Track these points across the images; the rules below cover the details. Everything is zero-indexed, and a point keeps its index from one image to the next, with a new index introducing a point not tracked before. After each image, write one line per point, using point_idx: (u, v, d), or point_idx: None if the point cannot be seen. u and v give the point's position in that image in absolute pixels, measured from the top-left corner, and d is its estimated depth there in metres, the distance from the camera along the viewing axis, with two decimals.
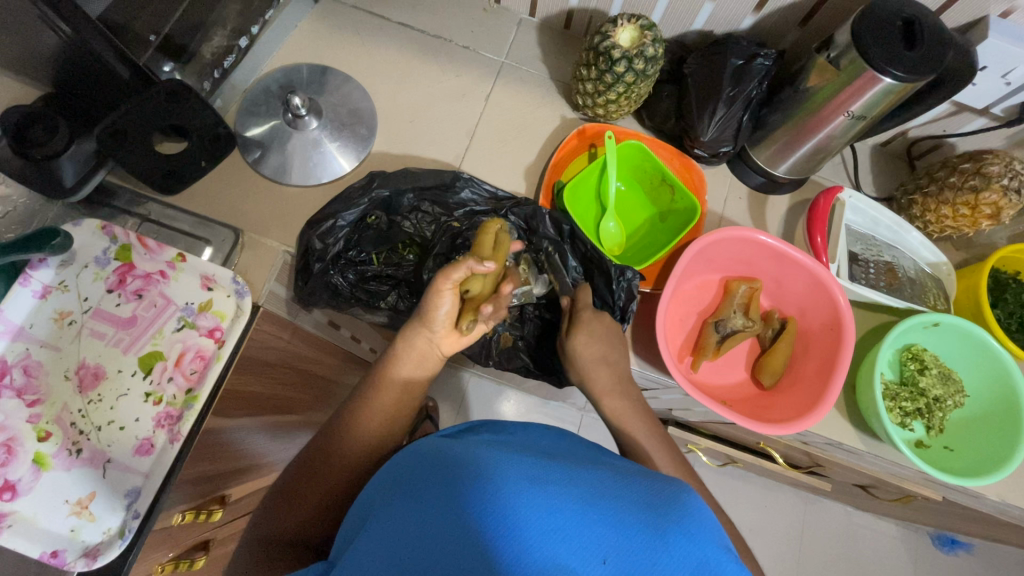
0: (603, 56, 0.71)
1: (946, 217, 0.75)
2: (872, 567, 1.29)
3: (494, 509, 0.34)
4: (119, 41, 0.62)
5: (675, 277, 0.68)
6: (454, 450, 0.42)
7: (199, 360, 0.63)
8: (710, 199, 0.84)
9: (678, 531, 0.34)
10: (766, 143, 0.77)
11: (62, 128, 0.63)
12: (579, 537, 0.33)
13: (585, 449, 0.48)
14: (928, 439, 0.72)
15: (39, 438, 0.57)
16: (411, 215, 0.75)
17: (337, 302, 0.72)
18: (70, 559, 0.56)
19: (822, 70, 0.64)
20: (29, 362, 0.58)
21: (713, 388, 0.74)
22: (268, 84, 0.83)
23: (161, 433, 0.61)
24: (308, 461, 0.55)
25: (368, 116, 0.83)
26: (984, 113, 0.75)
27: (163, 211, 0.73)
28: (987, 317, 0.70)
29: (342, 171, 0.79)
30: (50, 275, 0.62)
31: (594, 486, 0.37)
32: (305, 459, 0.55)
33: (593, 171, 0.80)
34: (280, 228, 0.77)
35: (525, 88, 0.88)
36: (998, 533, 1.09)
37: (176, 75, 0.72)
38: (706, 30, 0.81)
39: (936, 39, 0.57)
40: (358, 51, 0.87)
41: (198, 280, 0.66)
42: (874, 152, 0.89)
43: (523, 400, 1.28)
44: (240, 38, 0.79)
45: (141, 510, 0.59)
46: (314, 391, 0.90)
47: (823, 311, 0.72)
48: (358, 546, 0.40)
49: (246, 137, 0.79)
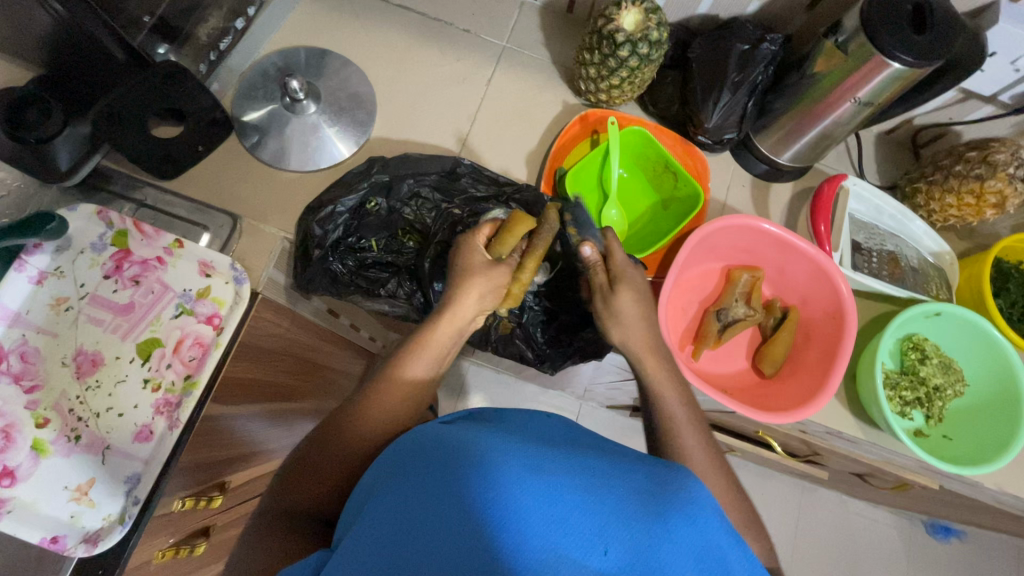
0: (607, 40, 0.70)
1: (950, 206, 0.74)
2: (865, 553, 1.31)
3: (499, 496, 0.35)
4: (110, 18, 0.61)
5: (677, 265, 0.67)
6: (454, 435, 0.42)
7: (198, 347, 0.62)
8: (714, 186, 0.83)
9: (680, 517, 0.35)
10: (770, 130, 0.76)
11: (56, 111, 0.62)
12: (584, 526, 0.33)
13: (582, 433, 0.48)
14: (928, 428, 0.72)
15: (38, 425, 0.57)
16: (411, 202, 0.74)
17: (337, 289, 0.72)
18: (70, 545, 0.56)
19: (830, 55, 0.63)
20: (26, 349, 0.58)
21: (714, 376, 0.74)
22: (265, 67, 0.81)
23: (160, 420, 0.60)
24: (314, 439, 0.53)
25: (368, 101, 0.82)
26: (991, 101, 0.74)
27: (159, 196, 0.71)
28: (990, 307, 0.70)
29: (342, 157, 0.78)
30: (46, 261, 0.61)
31: (595, 472, 0.37)
32: (313, 440, 0.54)
33: (595, 157, 0.80)
34: (279, 214, 0.76)
35: (527, 72, 0.87)
36: (992, 522, 1.10)
37: (171, 57, 0.72)
38: (712, 13, 0.80)
39: (947, 23, 0.55)
40: (357, 34, 0.86)
41: (196, 266, 0.65)
42: (878, 140, 0.88)
43: (523, 387, 1.28)
44: (235, 20, 0.81)
45: (140, 496, 0.58)
46: (313, 378, 0.90)
47: (825, 301, 0.71)
48: (358, 530, 0.40)
49: (244, 121, 0.78)
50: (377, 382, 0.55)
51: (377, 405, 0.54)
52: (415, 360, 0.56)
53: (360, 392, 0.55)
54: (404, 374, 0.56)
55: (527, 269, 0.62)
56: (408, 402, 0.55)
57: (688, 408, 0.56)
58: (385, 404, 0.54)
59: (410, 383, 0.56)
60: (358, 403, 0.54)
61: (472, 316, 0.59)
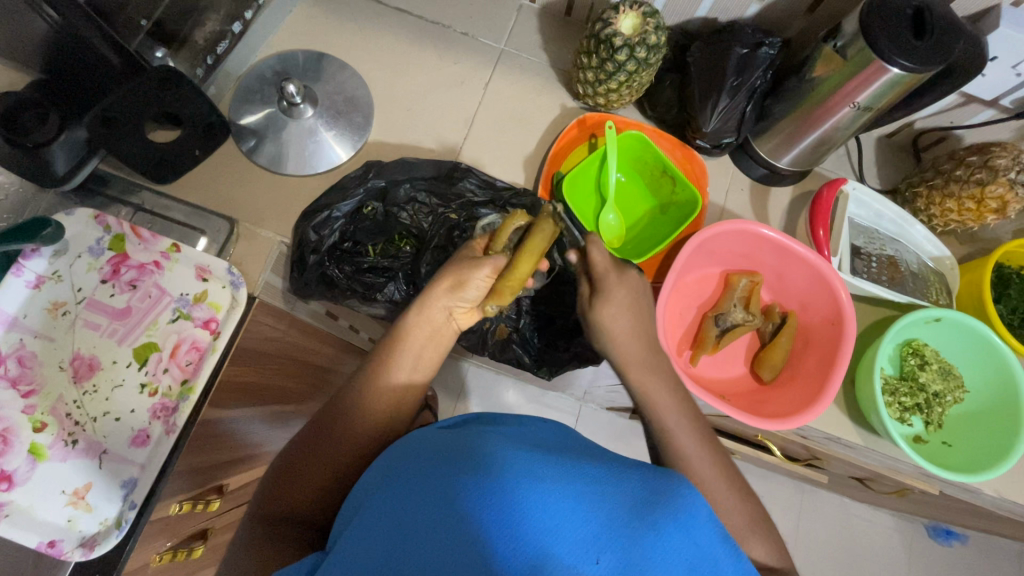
0: (605, 44, 0.70)
1: (951, 211, 0.73)
2: (866, 556, 1.30)
3: (489, 503, 0.34)
4: (108, 25, 0.61)
5: (676, 269, 0.67)
6: (447, 441, 0.42)
7: (194, 351, 0.63)
8: (713, 190, 0.83)
9: (673, 527, 0.35)
10: (769, 134, 0.76)
11: (52, 117, 0.62)
12: (575, 532, 0.33)
13: (575, 440, 0.48)
14: (927, 435, 0.71)
15: (36, 429, 0.56)
16: (408, 207, 0.73)
17: (334, 293, 0.72)
18: (67, 549, 0.56)
19: (828, 60, 0.63)
20: (23, 353, 0.58)
21: (711, 381, 0.74)
22: (262, 71, 0.81)
23: (157, 425, 0.61)
24: (297, 448, 0.54)
25: (365, 105, 0.81)
26: (992, 105, 0.74)
27: (157, 201, 0.72)
28: (989, 312, 0.69)
29: (338, 161, 0.78)
30: (42, 265, 0.61)
31: (588, 480, 0.37)
32: (297, 443, 0.55)
33: (593, 162, 0.79)
34: (276, 218, 0.76)
35: (525, 75, 0.86)
36: (993, 526, 1.09)
37: (169, 61, 0.72)
38: (711, 17, 0.79)
39: (947, 28, 0.55)
40: (355, 37, 0.85)
41: (192, 271, 0.65)
42: (879, 144, 0.87)
43: (522, 389, 1.28)
44: (233, 24, 0.78)
45: (137, 500, 0.59)
46: (311, 380, 0.90)
47: (824, 305, 0.71)
48: (351, 537, 0.40)
49: (241, 125, 0.78)
50: (359, 386, 0.55)
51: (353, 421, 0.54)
52: (399, 364, 0.56)
53: (339, 399, 0.55)
54: (383, 385, 0.55)
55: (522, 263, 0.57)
56: (388, 415, 0.55)
57: (686, 415, 0.56)
58: (366, 410, 0.54)
59: (392, 388, 0.56)
60: (335, 415, 0.54)
61: (444, 308, 0.58)
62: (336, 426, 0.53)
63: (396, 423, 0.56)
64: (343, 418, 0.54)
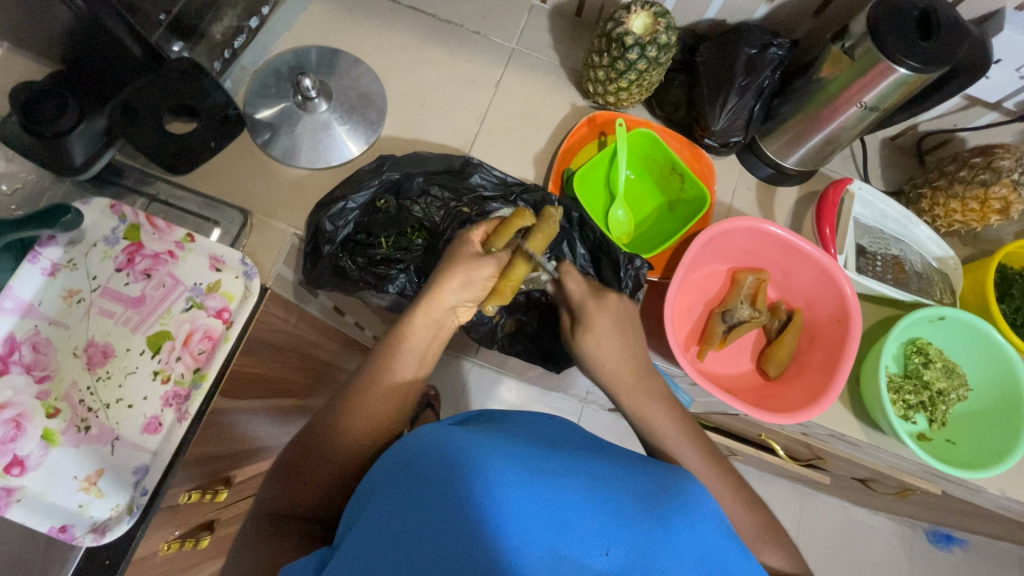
0: (616, 43, 0.71)
1: (955, 212, 0.74)
2: (866, 561, 1.30)
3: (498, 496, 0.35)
4: (130, 15, 0.62)
5: (685, 264, 0.68)
6: (457, 433, 0.42)
7: (207, 340, 0.63)
8: (720, 189, 0.84)
9: (682, 521, 0.36)
10: (777, 134, 0.77)
11: (72, 107, 0.62)
12: (585, 527, 0.34)
13: (581, 436, 0.49)
14: (931, 432, 0.72)
15: (48, 415, 0.57)
16: (420, 200, 0.74)
17: (345, 285, 0.72)
18: (78, 534, 0.56)
19: (836, 60, 0.64)
20: (38, 339, 0.58)
21: (716, 377, 0.75)
22: (278, 65, 0.82)
23: (169, 412, 0.61)
24: (303, 441, 0.55)
25: (378, 101, 0.83)
26: (996, 108, 0.76)
27: (171, 191, 0.73)
28: (993, 311, 0.70)
29: (351, 155, 0.79)
30: (59, 253, 0.62)
31: (596, 475, 0.37)
32: (303, 436, 0.55)
33: (603, 158, 0.80)
34: (289, 210, 0.77)
35: (536, 74, 0.88)
36: (994, 530, 1.10)
37: (186, 54, 0.73)
38: (720, 18, 0.81)
39: (953, 30, 0.56)
40: (368, 35, 0.87)
41: (206, 261, 0.65)
42: (884, 146, 0.88)
43: (524, 389, 1.28)
44: (251, 19, 0.81)
45: (149, 487, 0.59)
46: (317, 374, 0.90)
47: (829, 303, 0.72)
48: (360, 530, 0.40)
49: (256, 118, 0.79)
50: (364, 380, 0.55)
51: (361, 412, 0.54)
52: (401, 357, 0.57)
53: (347, 391, 0.56)
54: (389, 375, 0.56)
55: (517, 269, 0.59)
56: (396, 404, 0.56)
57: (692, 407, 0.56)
58: (371, 404, 0.54)
59: (395, 380, 0.56)
60: (342, 406, 0.55)
61: (453, 304, 0.58)
62: (342, 417, 0.54)
63: (403, 412, 0.57)
64: (349, 409, 0.54)
